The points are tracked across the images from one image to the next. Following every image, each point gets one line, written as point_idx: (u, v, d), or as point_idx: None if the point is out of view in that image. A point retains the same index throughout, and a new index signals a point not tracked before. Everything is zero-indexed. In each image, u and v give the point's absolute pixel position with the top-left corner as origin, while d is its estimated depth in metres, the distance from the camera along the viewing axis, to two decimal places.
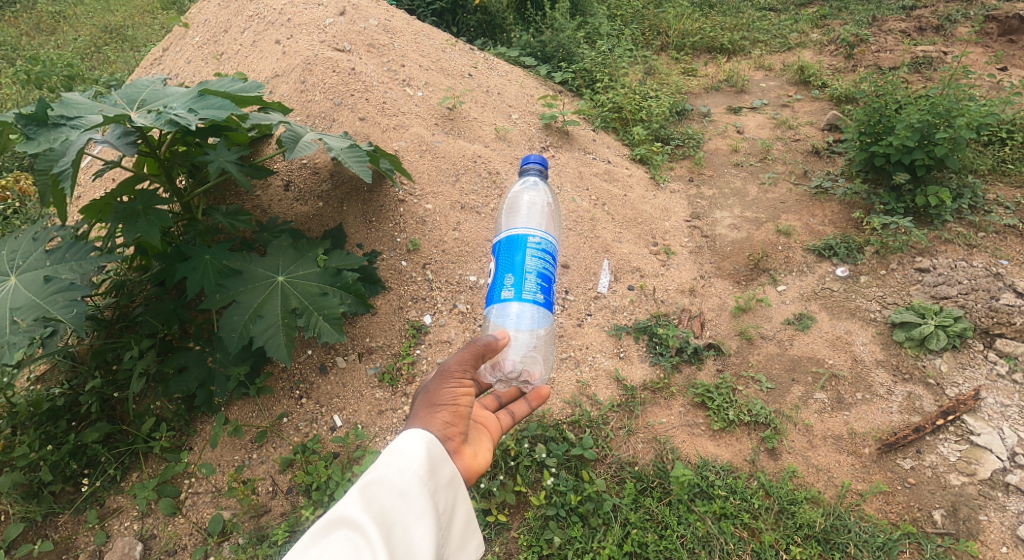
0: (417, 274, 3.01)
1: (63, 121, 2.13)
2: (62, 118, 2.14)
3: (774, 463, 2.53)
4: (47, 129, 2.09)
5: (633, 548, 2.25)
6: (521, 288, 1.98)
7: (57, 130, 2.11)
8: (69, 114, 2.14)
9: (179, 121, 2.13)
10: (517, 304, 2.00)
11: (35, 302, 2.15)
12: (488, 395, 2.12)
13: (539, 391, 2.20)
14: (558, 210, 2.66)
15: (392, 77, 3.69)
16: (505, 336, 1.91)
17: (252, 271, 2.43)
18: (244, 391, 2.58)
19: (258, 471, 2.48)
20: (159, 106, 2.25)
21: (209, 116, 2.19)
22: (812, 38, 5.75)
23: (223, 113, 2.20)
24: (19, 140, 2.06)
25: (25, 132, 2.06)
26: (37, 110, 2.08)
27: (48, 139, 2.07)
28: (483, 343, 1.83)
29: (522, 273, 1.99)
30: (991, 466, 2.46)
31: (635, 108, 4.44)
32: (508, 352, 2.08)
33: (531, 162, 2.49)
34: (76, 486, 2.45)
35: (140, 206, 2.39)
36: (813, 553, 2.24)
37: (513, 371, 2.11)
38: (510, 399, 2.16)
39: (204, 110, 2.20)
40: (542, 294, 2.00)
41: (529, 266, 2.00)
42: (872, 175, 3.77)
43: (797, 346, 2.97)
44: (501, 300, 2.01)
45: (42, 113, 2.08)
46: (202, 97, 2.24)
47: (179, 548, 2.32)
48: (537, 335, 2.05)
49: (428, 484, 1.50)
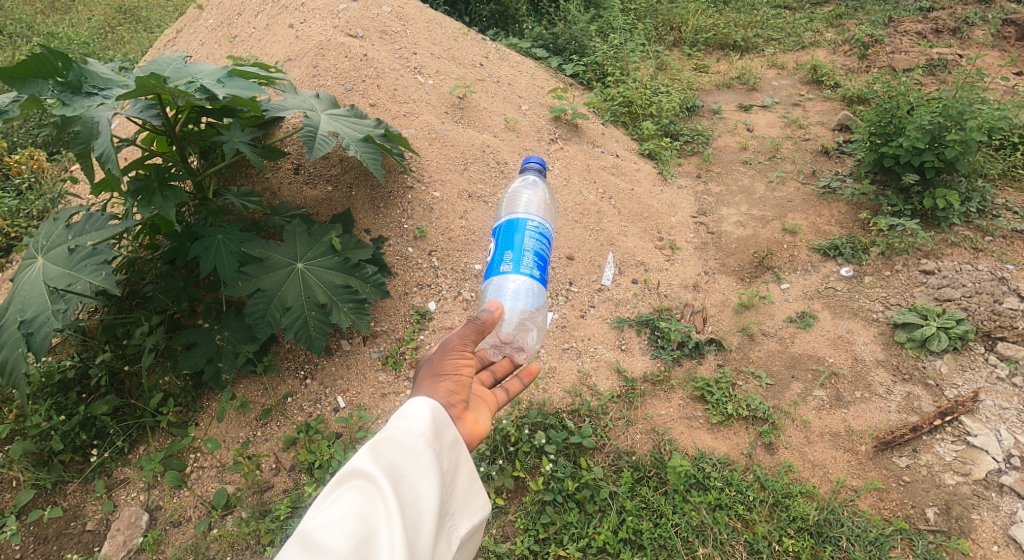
0: (423, 261, 3.05)
1: (96, 92, 2.19)
2: (96, 88, 2.19)
3: (771, 458, 2.56)
4: (81, 97, 2.16)
5: (628, 535, 2.29)
6: (519, 263, 2.04)
7: (90, 98, 2.17)
8: (102, 85, 2.20)
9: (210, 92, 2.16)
10: (515, 278, 2.04)
11: (65, 272, 2.22)
12: (484, 371, 2.11)
13: (530, 368, 2.16)
14: (551, 207, 2.74)
15: (403, 65, 3.71)
16: (502, 307, 1.94)
17: (273, 258, 2.49)
18: (252, 368, 2.64)
19: (263, 448, 2.53)
20: (188, 81, 2.24)
21: (235, 92, 2.20)
22: (827, 37, 5.72)
23: (252, 93, 2.23)
24: (57, 105, 2.14)
25: (61, 97, 2.13)
26: (75, 78, 2.15)
27: (83, 106, 2.14)
28: (487, 316, 1.87)
29: (521, 250, 2.04)
30: (986, 467, 2.47)
31: (646, 102, 4.45)
32: (502, 326, 2.14)
33: (532, 162, 2.54)
34: (85, 456, 2.51)
35: (156, 182, 2.41)
36: (805, 545, 2.26)
37: (507, 338, 2.19)
38: (504, 373, 2.15)
39: (231, 87, 2.21)
40: (539, 271, 2.06)
41: (528, 245, 2.05)
42: (881, 176, 3.76)
43: (798, 344, 2.99)
44: (500, 274, 2.05)
45: (77, 80, 2.15)
46: (232, 76, 2.27)
47: (183, 520, 2.37)
48: (530, 312, 2.09)
49: (433, 444, 1.53)
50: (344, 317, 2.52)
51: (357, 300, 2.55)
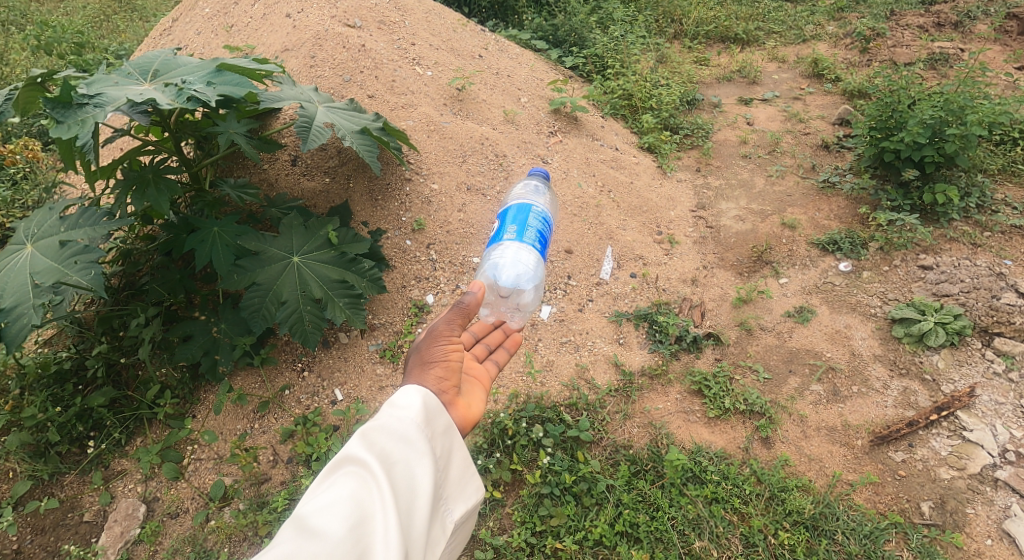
0: (421, 254, 3.05)
1: (87, 101, 2.10)
2: (86, 97, 2.11)
3: (767, 452, 2.57)
4: (73, 111, 2.07)
5: (624, 528, 2.30)
6: (522, 235, 2.03)
7: (83, 110, 2.09)
8: (92, 93, 2.12)
9: (201, 98, 2.13)
10: (515, 249, 2.01)
11: (53, 266, 2.20)
12: (476, 344, 2.12)
13: (515, 339, 2.20)
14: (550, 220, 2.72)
15: (402, 55, 3.69)
16: (485, 286, 1.93)
17: (269, 252, 2.48)
18: (249, 360, 2.64)
19: (260, 441, 2.54)
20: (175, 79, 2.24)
21: (228, 92, 2.16)
22: (828, 30, 5.70)
23: (240, 89, 2.16)
24: (50, 124, 2.05)
25: (53, 116, 2.04)
26: (62, 92, 2.05)
27: (77, 121, 2.06)
28: (471, 299, 1.86)
29: (526, 224, 2.04)
30: (981, 462, 2.48)
31: (646, 95, 4.44)
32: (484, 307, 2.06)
33: (536, 172, 2.56)
34: (82, 447, 2.51)
35: (150, 174, 2.40)
36: (801, 539, 2.27)
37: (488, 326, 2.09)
38: (496, 344, 2.17)
39: (222, 85, 2.18)
40: (540, 248, 2.05)
41: (532, 221, 2.05)
42: (881, 171, 3.75)
43: (796, 339, 2.99)
44: (501, 243, 2.03)
45: (67, 94, 2.06)
46: (219, 71, 2.22)
47: (181, 511, 2.38)
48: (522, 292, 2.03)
49: (426, 430, 1.54)
50: (339, 312, 2.52)
51: (353, 295, 2.55)
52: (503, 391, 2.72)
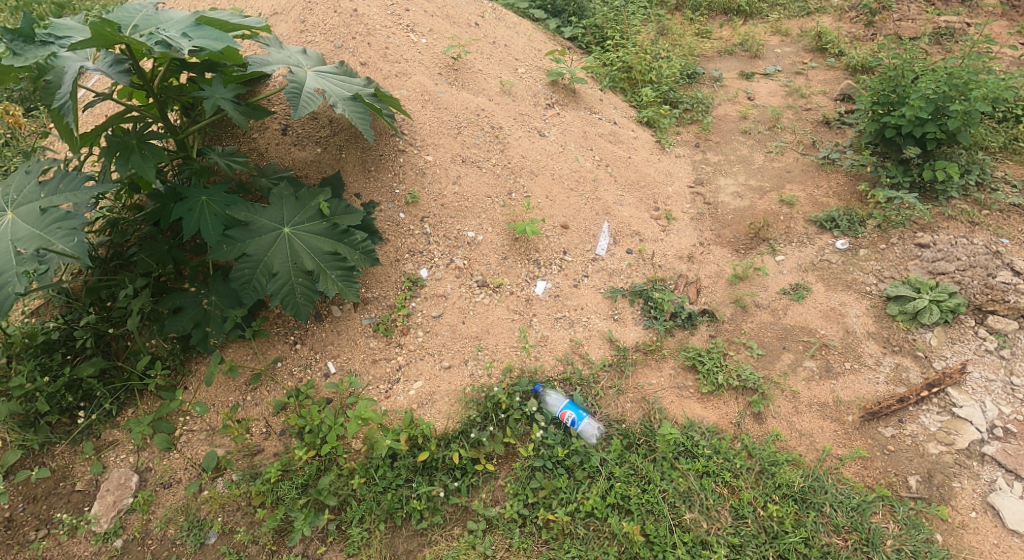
0: (415, 227, 3.02)
1: (51, 40, 2.17)
2: (50, 36, 2.18)
3: (758, 427, 2.58)
4: (34, 46, 2.12)
5: (615, 500, 2.32)
6: None
7: (45, 48, 2.15)
8: (57, 34, 2.19)
9: (173, 46, 2.14)
10: None
11: (34, 232, 2.18)
12: None
13: None
14: None
15: (395, 22, 3.62)
16: None
17: (259, 222, 2.46)
18: (240, 333, 2.64)
19: (253, 413, 2.55)
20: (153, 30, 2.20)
21: (203, 45, 2.14)
22: (834, 2, 5.58)
23: (219, 44, 2.14)
24: (6, 54, 2.08)
25: (12, 47, 2.07)
26: (25, 25, 2.09)
27: (36, 55, 2.11)
28: None
29: None
30: (969, 437, 2.49)
31: (646, 68, 4.36)
32: None
33: None
34: (72, 418, 2.51)
35: (133, 140, 2.37)
36: (789, 511, 2.29)
37: None
38: None
39: (199, 38, 2.16)
40: None
41: None
42: (882, 148, 3.69)
43: (791, 316, 2.98)
44: None
45: (30, 29, 2.11)
46: (199, 25, 2.19)
47: (173, 481, 2.40)
48: None
49: None
50: (332, 285, 2.50)
51: (346, 267, 2.53)
52: (496, 364, 2.70)
